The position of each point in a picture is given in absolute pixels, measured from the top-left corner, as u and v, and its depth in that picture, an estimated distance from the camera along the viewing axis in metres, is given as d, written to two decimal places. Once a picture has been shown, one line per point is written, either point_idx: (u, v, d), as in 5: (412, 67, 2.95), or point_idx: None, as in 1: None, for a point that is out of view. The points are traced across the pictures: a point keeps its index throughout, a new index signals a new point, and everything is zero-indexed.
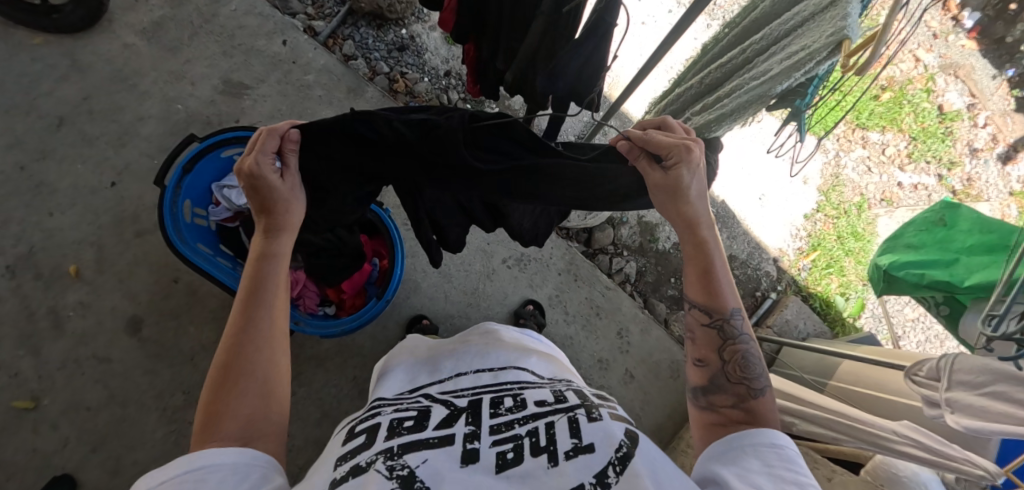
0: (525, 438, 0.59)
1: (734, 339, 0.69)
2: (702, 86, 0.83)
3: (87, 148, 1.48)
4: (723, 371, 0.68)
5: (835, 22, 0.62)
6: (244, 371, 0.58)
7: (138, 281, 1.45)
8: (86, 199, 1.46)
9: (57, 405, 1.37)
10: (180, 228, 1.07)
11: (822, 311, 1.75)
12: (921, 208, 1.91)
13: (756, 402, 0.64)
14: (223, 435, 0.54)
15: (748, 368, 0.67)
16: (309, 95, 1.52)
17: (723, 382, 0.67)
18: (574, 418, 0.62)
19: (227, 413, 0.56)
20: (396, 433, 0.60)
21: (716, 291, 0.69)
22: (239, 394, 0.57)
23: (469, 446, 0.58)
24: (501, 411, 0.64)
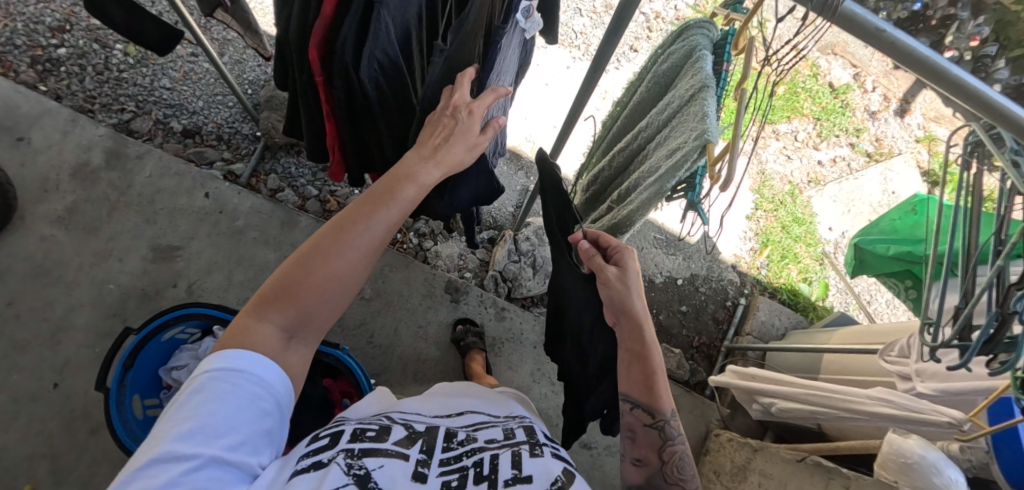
0: (471, 469, 0.62)
1: (672, 440, 0.71)
2: (611, 169, 0.88)
3: (21, 354, 1.38)
4: (661, 470, 0.71)
5: (695, 119, 0.66)
6: (316, 277, 0.62)
7: (104, 481, 1.35)
8: (30, 409, 1.36)
9: None
10: (133, 427, 1.02)
11: (793, 301, 1.80)
12: (846, 178, 2.02)
13: None
14: (274, 317, 0.62)
15: (681, 470, 0.70)
16: (243, 239, 1.51)
17: (660, 483, 0.71)
18: (517, 451, 0.65)
19: (297, 296, 0.62)
20: (358, 439, 0.63)
21: (658, 394, 0.70)
22: (304, 291, 0.62)
23: (420, 469, 0.61)
24: (453, 443, 0.67)
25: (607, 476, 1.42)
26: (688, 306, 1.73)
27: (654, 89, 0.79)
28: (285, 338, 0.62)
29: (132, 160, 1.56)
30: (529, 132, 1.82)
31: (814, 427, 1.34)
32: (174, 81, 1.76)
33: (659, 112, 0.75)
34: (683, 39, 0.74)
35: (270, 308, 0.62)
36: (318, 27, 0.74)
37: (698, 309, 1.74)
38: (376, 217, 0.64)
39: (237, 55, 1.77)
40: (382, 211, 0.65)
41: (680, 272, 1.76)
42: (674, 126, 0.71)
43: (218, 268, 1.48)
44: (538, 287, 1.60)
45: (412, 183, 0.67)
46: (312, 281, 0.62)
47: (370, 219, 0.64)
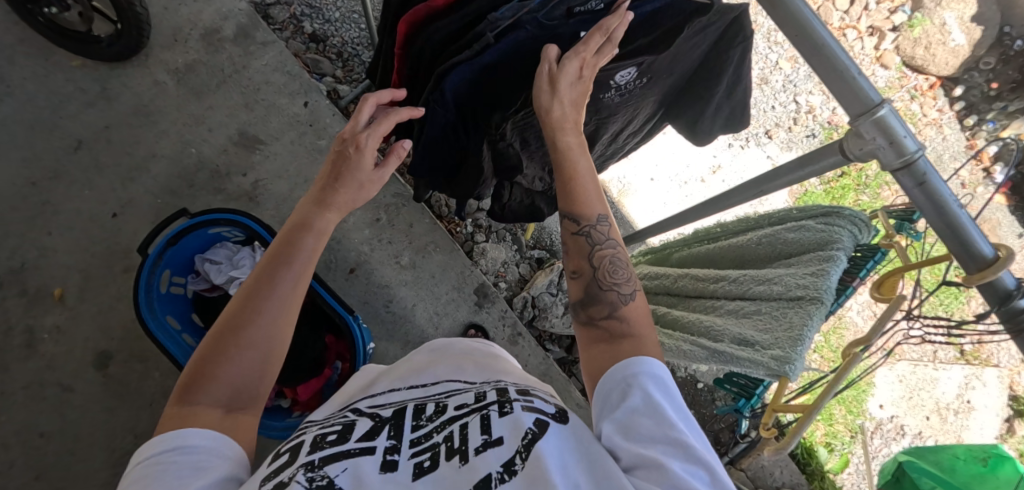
0: (442, 445, 0.55)
1: (601, 244, 0.75)
2: (686, 283, 1.00)
3: (97, 176, 1.49)
4: (594, 277, 0.74)
5: (782, 324, 0.75)
6: (237, 340, 0.59)
7: (116, 317, 1.45)
8: (85, 226, 1.48)
9: (9, 426, 1.37)
10: (154, 299, 1.08)
11: (803, 461, 1.66)
12: (924, 363, 1.84)
13: (626, 307, 0.70)
14: (206, 399, 0.56)
15: (614, 272, 0.73)
16: (318, 159, 1.54)
17: (597, 289, 0.73)
18: (486, 415, 0.57)
19: (207, 384, 0.57)
20: (317, 447, 0.55)
21: (585, 201, 0.75)
22: (228, 358, 0.58)
23: (389, 458, 0.54)
24: (421, 420, 0.60)
25: None
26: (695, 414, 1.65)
27: (763, 251, 0.86)
28: (225, 416, 0.56)
29: (257, 45, 1.61)
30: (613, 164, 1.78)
31: None
32: None
33: (763, 281, 0.82)
34: (826, 223, 0.76)
35: (197, 394, 0.56)
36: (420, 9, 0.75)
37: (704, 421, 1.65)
38: (279, 274, 0.64)
39: None
40: (285, 266, 0.65)
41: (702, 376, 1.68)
42: (773, 309, 0.78)
43: (285, 176, 1.53)
44: (560, 328, 1.54)
45: (311, 230, 0.69)
46: (232, 348, 0.59)
47: (281, 256, 0.65)
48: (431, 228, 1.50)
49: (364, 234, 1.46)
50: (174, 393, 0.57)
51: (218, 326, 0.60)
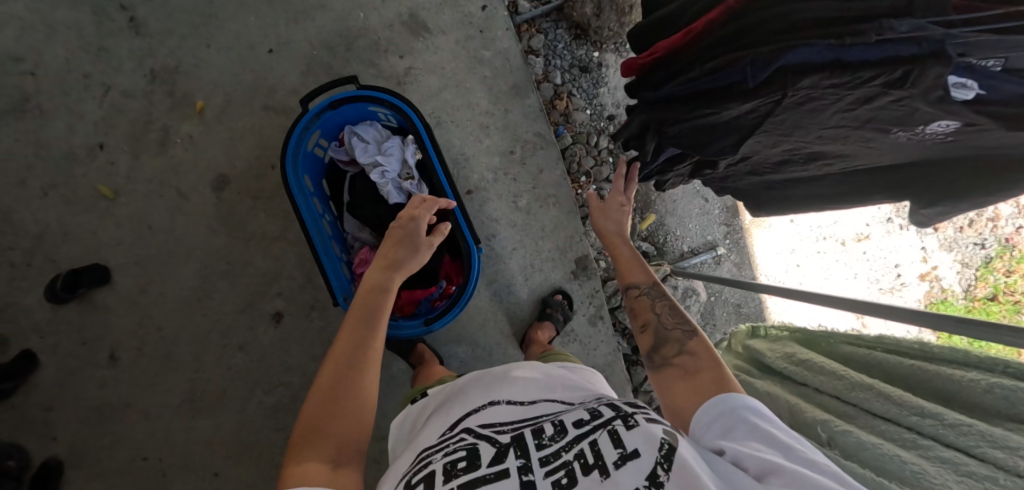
0: (574, 462, 0.58)
1: (659, 299, 0.97)
2: (812, 371, 0.92)
3: (267, 7, 1.49)
4: (660, 322, 0.92)
5: (950, 460, 0.65)
6: (337, 396, 0.69)
7: (243, 147, 1.49)
8: (241, 51, 1.49)
9: (129, 208, 1.49)
10: (299, 154, 1.09)
11: None
12: None
13: (692, 342, 0.85)
14: (315, 455, 0.63)
15: (676, 316, 0.92)
16: (476, 69, 1.46)
17: (664, 332, 0.89)
18: (613, 429, 0.61)
19: (323, 425, 0.66)
20: (451, 475, 0.56)
21: (637, 270, 1.03)
22: (330, 414, 0.67)
23: (525, 477, 0.56)
24: (544, 438, 0.62)
25: None
26: None
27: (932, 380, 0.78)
28: (333, 470, 0.62)
29: None
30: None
31: None
32: None
33: (928, 411, 0.72)
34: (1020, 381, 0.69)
35: (305, 451, 0.63)
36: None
37: None
38: (364, 322, 0.78)
39: None
40: (369, 312, 0.79)
41: None
42: (942, 446, 0.67)
43: (439, 73, 1.46)
44: None
45: (388, 290, 0.83)
46: (332, 403, 0.68)
47: (370, 312, 0.79)
48: (559, 182, 1.45)
49: (493, 162, 1.44)
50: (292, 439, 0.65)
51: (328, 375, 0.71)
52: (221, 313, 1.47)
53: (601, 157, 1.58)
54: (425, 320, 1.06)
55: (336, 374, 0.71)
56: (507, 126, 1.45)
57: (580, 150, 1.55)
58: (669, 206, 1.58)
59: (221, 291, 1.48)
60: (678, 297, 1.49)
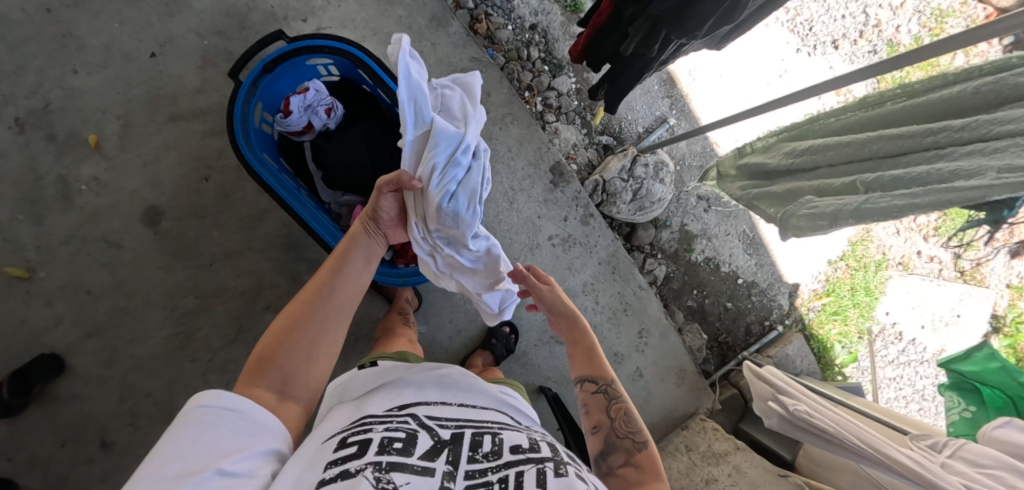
0: (494, 484, 0.71)
1: (618, 399, 0.93)
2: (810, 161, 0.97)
3: (129, 9, 1.30)
4: (612, 427, 0.90)
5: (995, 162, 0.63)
6: (303, 332, 0.77)
7: (164, 169, 1.32)
8: (119, 65, 1.30)
9: (55, 281, 1.29)
10: (247, 132, 1.00)
11: (819, 352, 1.81)
12: (930, 280, 1.91)
13: (639, 455, 0.86)
14: (263, 383, 0.72)
15: (629, 422, 0.90)
16: (389, 12, 1.39)
17: (614, 438, 0.89)
18: (540, 470, 0.73)
19: (276, 364, 0.74)
20: (385, 451, 0.70)
21: (600, 366, 0.95)
22: (292, 352, 0.75)
23: (445, 483, 0.69)
24: (475, 455, 0.75)
25: None
26: (733, 306, 1.76)
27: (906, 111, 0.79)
28: (278, 399, 0.72)
29: None
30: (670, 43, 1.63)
31: (790, 457, 1.48)
32: None
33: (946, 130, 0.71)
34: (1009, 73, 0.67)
35: (258, 379, 0.72)
36: None
37: (739, 313, 1.77)
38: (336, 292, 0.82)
39: None
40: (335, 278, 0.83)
41: (745, 273, 1.76)
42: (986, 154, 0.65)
43: (351, 27, 1.37)
44: (625, 215, 1.55)
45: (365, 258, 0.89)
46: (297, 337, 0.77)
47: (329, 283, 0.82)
48: (509, 100, 1.44)
49: None
50: (245, 372, 0.73)
51: (285, 320, 0.78)
52: (213, 351, 1.34)
53: (536, 68, 1.57)
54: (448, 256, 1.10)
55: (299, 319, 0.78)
56: (440, 60, 1.40)
57: (515, 68, 1.53)
58: None
59: (204, 328, 1.34)
60: (653, 174, 1.53)
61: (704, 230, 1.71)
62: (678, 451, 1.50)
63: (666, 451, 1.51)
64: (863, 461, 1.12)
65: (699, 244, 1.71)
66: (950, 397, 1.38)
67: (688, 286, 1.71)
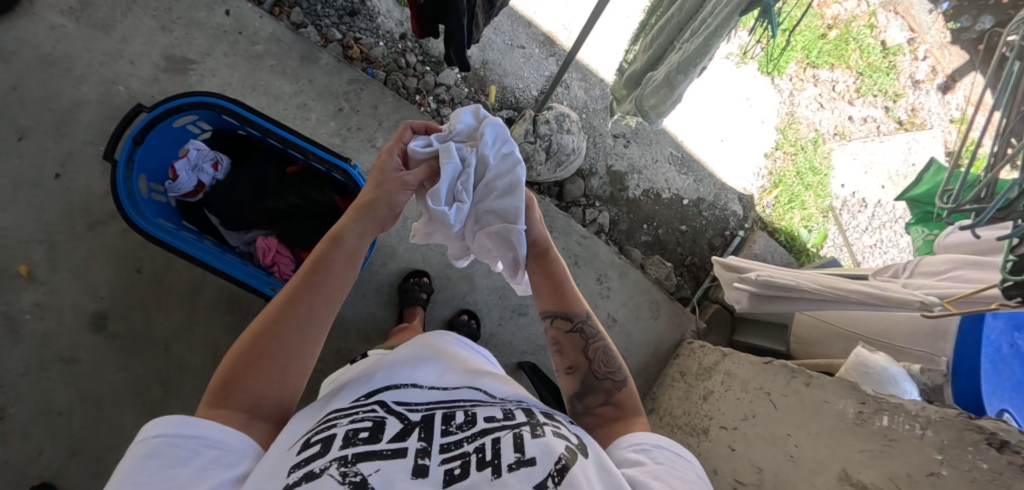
0: (473, 454, 0.53)
1: (595, 338, 0.75)
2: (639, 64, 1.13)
3: (23, 142, 1.37)
4: (591, 370, 0.72)
5: None
6: (273, 345, 0.59)
7: (98, 275, 1.37)
8: (28, 195, 1.36)
9: (23, 413, 1.31)
10: (136, 203, 1.03)
11: (788, 244, 1.82)
12: (872, 140, 1.92)
13: (620, 395, 0.69)
14: (230, 405, 0.55)
15: (609, 363, 0.73)
16: (260, 65, 1.46)
17: (592, 381, 0.71)
18: (520, 434, 0.55)
19: (241, 384, 0.57)
20: (350, 443, 0.52)
21: (567, 298, 0.76)
22: (260, 369, 0.58)
23: (421, 461, 0.52)
24: (451, 428, 0.57)
25: None
26: (688, 227, 1.75)
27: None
28: (247, 423, 0.56)
29: None
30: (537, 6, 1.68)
31: (783, 348, 1.45)
32: None
33: None
34: None
35: (226, 399, 0.56)
36: None
37: (696, 232, 1.76)
38: (311, 292, 0.64)
39: None
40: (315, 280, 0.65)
41: (688, 193, 1.76)
42: None
43: (230, 91, 1.44)
44: (546, 175, 1.56)
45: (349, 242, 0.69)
46: (266, 352, 0.59)
47: (311, 282, 0.64)
48: (397, 106, 1.49)
49: (331, 127, 1.45)
50: (207, 395, 0.56)
51: (252, 334, 0.60)
52: None
53: (418, 71, 1.62)
54: None
55: (269, 329, 0.60)
56: (321, 92, 1.46)
57: (398, 77, 1.57)
58: (500, 72, 1.63)
59: (179, 413, 1.37)
60: (558, 127, 1.53)
61: (632, 166, 1.71)
62: (677, 380, 1.47)
63: (665, 384, 1.49)
64: (830, 306, 1.09)
65: (632, 180, 1.71)
66: (915, 231, 1.38)
67: (638, 223, 1.71)
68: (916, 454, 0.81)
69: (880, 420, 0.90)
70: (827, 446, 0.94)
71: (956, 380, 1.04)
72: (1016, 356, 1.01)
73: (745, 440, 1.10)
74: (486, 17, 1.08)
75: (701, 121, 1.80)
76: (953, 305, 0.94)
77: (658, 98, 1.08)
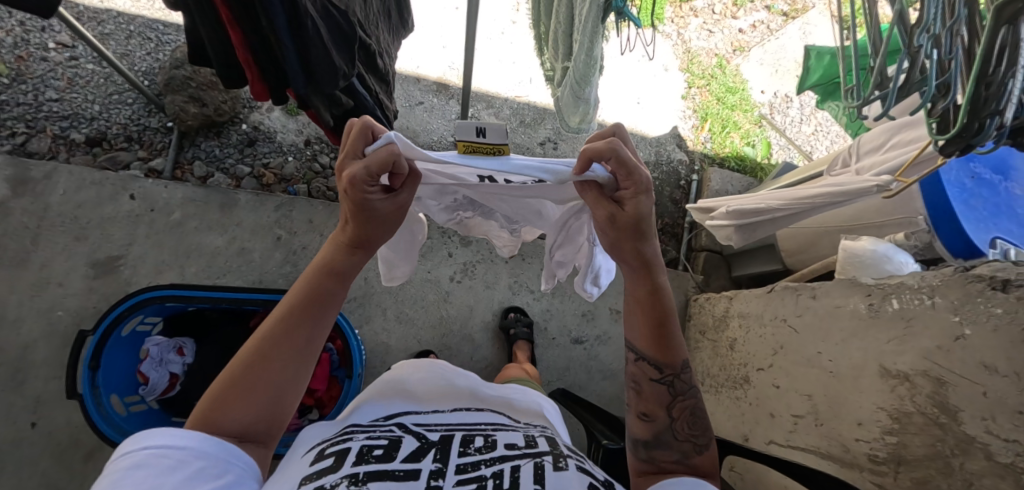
0: (489, 478, 0.52)
1: (683, 394, 0.67)
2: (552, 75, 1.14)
3: None
4: (671, 427, 0.65)
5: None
6: (266, 368, 0.57)
7: None
8: (13, 455, 1.31)
9: None
10: (120, 426, 1.01)
11: (741, 167, 1.85)
12: (769, 40, 1.98)
13: (700, 462, 0.63)
14: (219, 426, 0.54)
15: (694, 425, 0.65)
16: (184, 230, 1.43)
17: (670, 439, 0.65)
18: (541, 464, 0.54)
19: (235, 404, 0.55)
20: (364, 459, 0.53)
21: (673, 347, 0.66)
22: (254, 390, 0.56)
23: (435, 484, 0.51)
24: (470, 450, 0.57)
25: (604, 364, 1.47)
26: None
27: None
28: (237, 443, 0.54)
29: (40, 182, 1.41)
30: (418, 60, 1.71)
31: (781, 266, 1.46)
32: (60, 91, 1.60)
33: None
34: None
35: (217, 419, 0.54)
36: None
37: (655, 195, 1.77)
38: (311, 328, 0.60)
39: (121, 48, 1.64)
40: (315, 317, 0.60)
41: None
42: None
43: (167, 267, 1.41)
44: None
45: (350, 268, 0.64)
46: (261, 374, 0.56)
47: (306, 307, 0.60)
48: (328, 210, 1.48)
49: (277, 257, 1.43)
50: (198, 409, 0.55)
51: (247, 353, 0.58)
52: None
53: (337, 166, 1.62)
54: (348, 374, 1.10)
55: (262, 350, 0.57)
56: (252, 229, 1.44)
57: (319, 182, 1.57)
58: (412, 136, 1.63)
59: None
60: None
61: None
62: (700, 340, 1.47)
63: (693, 349, 1.48)
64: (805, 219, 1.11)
65: None
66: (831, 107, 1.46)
67: None
68: (936, 324, 0.82)
69: (892, 304, 0.90)
70: (858, 348, 0.94)
71: (941, 230, 1.06)
72: (978, 187, 1.10)
73: (784, 373, 1.10)
74: (388, 95, 1.08)
75: (613, 94, 1.82)
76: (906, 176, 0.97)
77: (577, 111, 1.07)
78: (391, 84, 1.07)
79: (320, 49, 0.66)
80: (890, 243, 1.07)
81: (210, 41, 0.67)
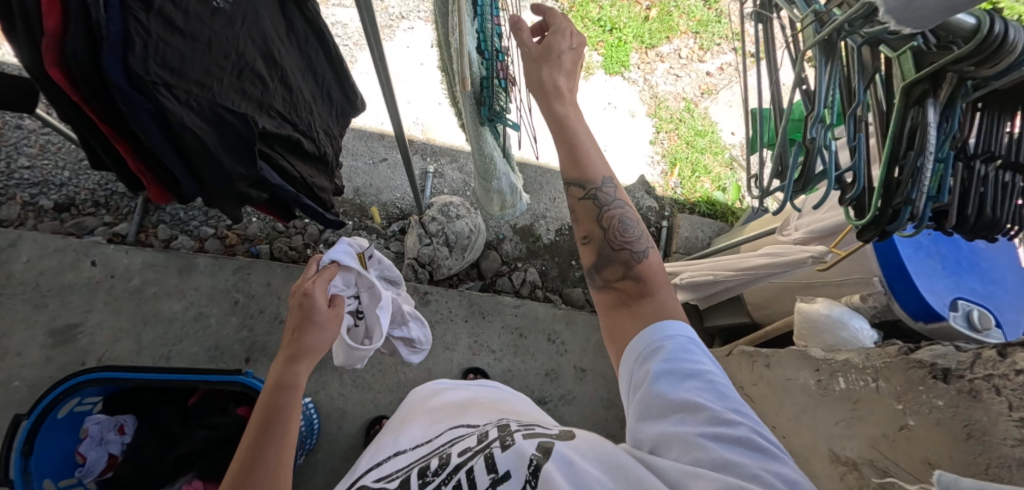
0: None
1: (610, 205, 0.66)
2: None
3: None
4: (606, 239, 0.66)
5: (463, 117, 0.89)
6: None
7: None
8: None
9: None
10: None
11: (712, 212, 1.82)
12: (736, 83, 1.98)
13: (641, 265, 0.64)
14: None
15: (625, 232, 0.65)
16: (143, 297, 1.42)
17: (609, 252, 0.65)
18: (490, 453, 0.58)
19: None
20: None
21: (586, 162, 0.66)
22: None
23: None
24: (428, 476, 0.61)
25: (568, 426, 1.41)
26: None
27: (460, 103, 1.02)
28: None
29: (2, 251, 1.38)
30: (382, 117, 1.74)
31: (748, 319, 1.42)
32: (31, 158, 1.63)
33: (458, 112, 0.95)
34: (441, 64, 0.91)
35: None
36: (73, 91, 0.65)
37: None
38: (270, 431, 0.62)
39: None
40: (275, 417, 0.63)
41: None
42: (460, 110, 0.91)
43: (124, 335, 1.39)
44: (457, 264, 1.51)
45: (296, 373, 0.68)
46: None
47: (264, 416, 0.63)
48: (288, 272, 1.48)
49: (235, 322, 1.43)
50: None
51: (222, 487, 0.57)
52: None
53: (301, 225, 1.62)
54: None
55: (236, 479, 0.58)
56: (211, 294, 1.44)
57: (282, 242, 1.57)
58: (375, 195, 1.65)
59: None
60: (446, 217, 1.50)
61: (535, 215, 1.72)
62: None
63: None
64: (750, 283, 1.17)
65: (540, 227, 1.72)
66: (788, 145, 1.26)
67: (565, 263, 1.70)
68: (881, 412, 0.77)
69: (839, 383, 0.86)
70: (808, 426, 0.89)
71: (899, 295, 0.98)
72: (934, 242, 1.01)
73: None
74: (324, 172, 1.09)
75: None
76: (840, 247, 1.02)
77: (495, 199, 1.11)
78: (330, 161, 1.08)
79: (204, 154, 0.77)
80: (848, 310, 1.00)
81: (95, 141, 0.79)
